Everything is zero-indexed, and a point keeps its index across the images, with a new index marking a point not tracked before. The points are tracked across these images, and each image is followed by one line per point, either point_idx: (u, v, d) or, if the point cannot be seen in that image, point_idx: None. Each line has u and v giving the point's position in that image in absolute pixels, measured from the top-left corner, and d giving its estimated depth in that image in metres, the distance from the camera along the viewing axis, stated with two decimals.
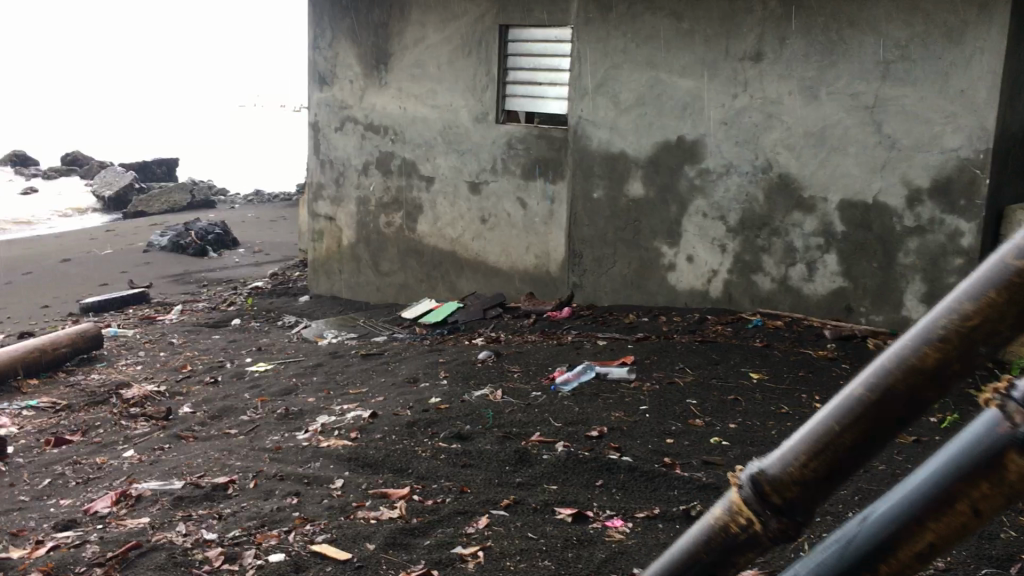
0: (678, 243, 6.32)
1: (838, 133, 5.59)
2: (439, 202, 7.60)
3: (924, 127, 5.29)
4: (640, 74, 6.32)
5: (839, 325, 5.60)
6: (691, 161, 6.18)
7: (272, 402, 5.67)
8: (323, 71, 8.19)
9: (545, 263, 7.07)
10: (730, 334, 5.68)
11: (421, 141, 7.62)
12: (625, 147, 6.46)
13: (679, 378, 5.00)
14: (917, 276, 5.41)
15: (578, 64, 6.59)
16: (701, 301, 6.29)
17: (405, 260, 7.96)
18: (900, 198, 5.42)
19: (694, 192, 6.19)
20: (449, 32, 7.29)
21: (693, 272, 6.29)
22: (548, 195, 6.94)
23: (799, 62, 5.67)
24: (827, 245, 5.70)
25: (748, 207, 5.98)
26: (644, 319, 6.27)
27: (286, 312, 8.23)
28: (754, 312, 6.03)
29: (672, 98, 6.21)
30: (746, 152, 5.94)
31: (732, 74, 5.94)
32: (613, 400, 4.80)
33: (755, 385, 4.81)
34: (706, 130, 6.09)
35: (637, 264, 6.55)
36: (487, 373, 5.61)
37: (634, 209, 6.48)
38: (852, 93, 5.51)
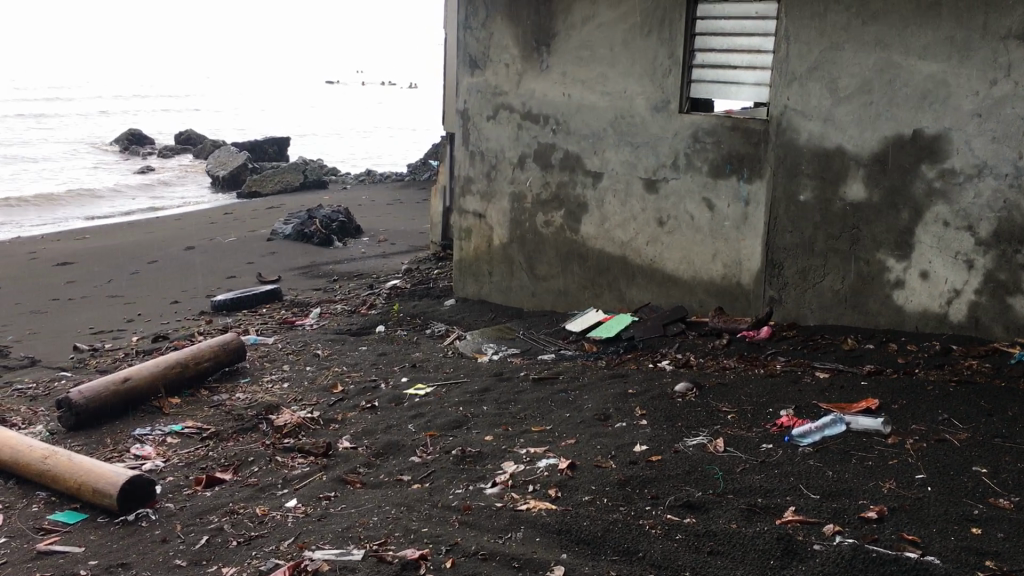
0: (909, 256, 5.35)
1: None
2: (608, 200, 6.76)
3: None
4: (867, 57, 5.33)
5: None
6: (931, 160, 5.18)
7: (442, 439, 4.97)
8: (474, 54, 7.38)
9: (735, 273, 6.15)
10: (990, 373, 4.70)
11: (588, 132, 6.78)
12: (843, 143, 5.50)
13: (950, 435, 4.07)
14: None
15: (784, 44, 5.63)
16: (938, 326, 5.32)
17: (565, 264, 7.16)
18: None
19: (934, 197, 5.20)
20: (626, 9, 6.39)
21: (928, 291, 5.31)
22: (741, 196, 5.99)
23: None
24: None
25: (1007, 216, 4.97)
26: (867, 346, 5.34)
27: (434, 318, 7.54)
28: (1010, 342, 5.03)
29: (907, 85, 5.22)
30: (1006, 149, 4.93)
31: (991, 56, 4.91)
32: (875, 464, 3.90)
33: None
34: (952, 124, 5.08)
35: (853, 278, 5.60)
36: (692, 412, 4.78)
37: (853, 215, 5.52)
38: None
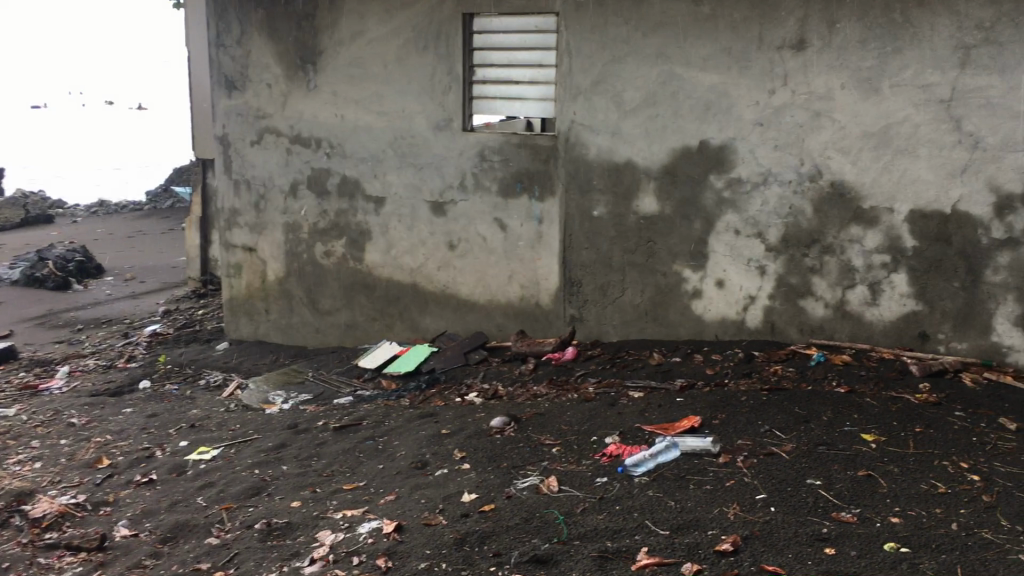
0: (704, 266, 5.35)
1: (904, 132, 4.68)
2: (393, 226, 6.37)
3: (1014, 123, 4.45)
4: (649, 69, 5.27)
5: (919, 357, 4.76)
6: (718, 170, 5.19)
7: (240, 512, 4.37)
8: (231, 74, 6.72)
9: (532, 293, 5.96)
10: (796, 378, 4.78)
11: (365, 154, 6.35)
12: (632, 157, 5.42)
13: (777, 447, 4.05)
14: (1009, 295, 4.58)
15: (566, 58, 5.48)
16: (736, 333, 5.36)
17: (351, 296, 6.68)
18: (985, 206, 4.57)
19: (724, 207, 5.21)
20: (398, 24, 6.04)
21: (725, 299, 5.34)
22: (534, 215, 5.80)
23: (854, 50, 4.73)
24: (895, 262, 4.82)
25: (793, 221, 5.04)
26: (673, 360, 5.31)
27: (207, 367, 6.80)
28: (805, 343, 5.13)
29: (690, 97, 5.19)
30: (788, 157, 4.99)
31: (768, 66, 4.95)
32: (714, 487, 3.78)
33: (879, 451, 3.90)
34: (736, 133, 5.10)
35: (652, 292, 5.54)
36: (515, 449, 4.50)
37: (647, 228, 5.45)
38: (923, 84, 4.61)
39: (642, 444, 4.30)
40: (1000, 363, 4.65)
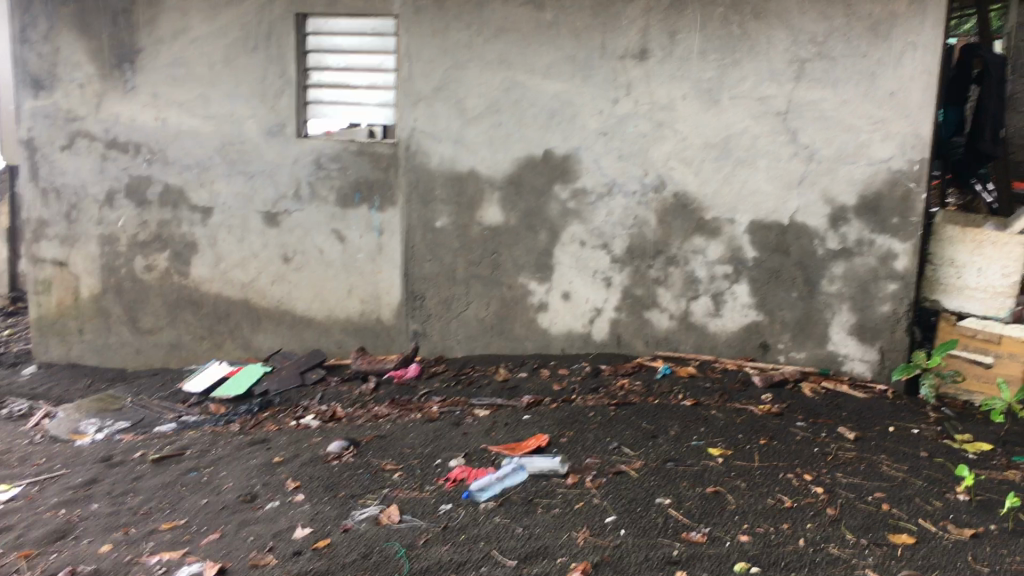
0: (549, 278, 5.19)
1: (743, 143, 4.63)
2: (221, 238, 5.93)
3: (846, 137, 4.45)
4: (492, 76, 5.05)
5: (761, 367, 4.77)
6: (563, 180, 5.03)
7: (41, 560, 3.88)
8: (37, 72, 6.11)
9: (373, 308, 5.68)
10: (642, 392, 4.69)
11: (191, 161, 5.89)
12: (476, 166, 5.18)
13: (625, 466, 3.93)
14: (844, 305, 4.62)
15: (406, 62, 5.17)
16: (582, 346, 5.24)
17: (176, 313, 6.20)
18: (821, 217, 4.57)
19: (569, 218, 5.06)
20: (225, 23, 5.64)
21: (571, 312, 5.21)
22: (374, 226, 5.53)
23: (694, 61, 4.65)
24: (737, 273, 4.79)
25: (637, 232, 4.93)
26: (520, 376, 5.14)
27: (12, 394, 6.14)
28: (651, 356, 5.06)
29: (534, 105, 5.00)
30: (632, 167, 4.87)
31: (611, 75, 4.82)
32: (562, 511, 3.61)
33: (725, 466, 3.84)
34: (580, 143, 4.95)
35: (497, 305, 5.35)
36: (353, 477, 4.21)
37: (492, 239, 5.25)
38: (760, 96, 4.56)
39: (487, 467, 4.09)
40: (837, 371, 4.70)
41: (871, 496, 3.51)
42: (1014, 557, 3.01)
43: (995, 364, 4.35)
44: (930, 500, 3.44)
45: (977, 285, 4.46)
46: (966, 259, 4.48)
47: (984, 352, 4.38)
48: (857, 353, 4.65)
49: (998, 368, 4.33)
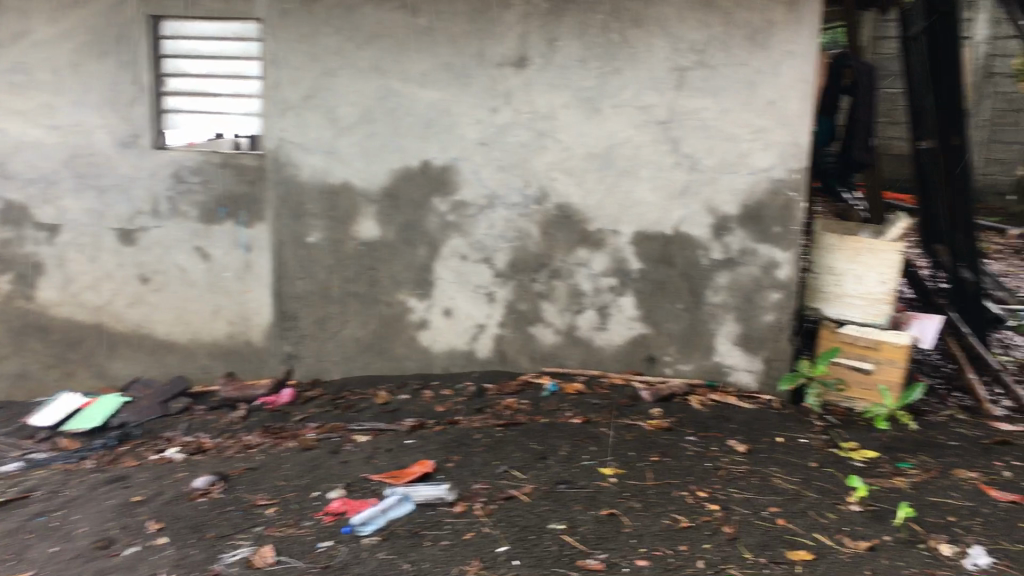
0: (430, 294, 4.97)
1: (625, 153, 4.54)
2: (71, 258, 5.45)
3: (727, 146, 4.41)
4: (364, 83, 4.77)
5: (648, 382, 4.69)
6: (442, 192, 4.81)
7: None
8: None
9: (242, 330, 5.32)
10: (530, 411, 4.52)
11: (34, 175, 5.39)
12: (349, 178, 4.89)
13: (516, 490, 3.74)
14: (729, 315, 4.59)
15: (272, 70, 4.82)
16: (465, 364, 5.03)
17: (21, 341, 5.66)
18: (704, 227, 4.52)
19: (448, 231, 4.85)
20: (70, 25, 5.18)
21: (453, 329, 4.99)
22: (240, 243, 5.19)
23: (575, 70, 4.52)
24: (622, 285, 4.69)
25: (520, 245, 4.77)
26: (401, 398, 4.90)
27: None
28: (537, 373, 4.90)
29: (409, 114, 4.76)
30: (513, 178, 4.70)
31: (490, 83, 4.64)
32: (451, 543, 3.38)
33: (619, 486, 3.70)
34: (459, 153, 4.74)
35: (375, 323, 5.08)
36: (223, 514, 3.87)
37: (368, 255, 4.97)
38: (642, 105, 4.47)
39: (369, 498, 3.82)
40: (723, 383, 4.66)
41: (767, 511, 3.44)
42: (910, 568, 2.98)
43: (874, 370, 4.39)
44: (824, 512, 3.39)
45: (856, 292, 4.49)
46: (845, 267, 4.50)
47: (863, 358, 4.42)
48: (742, 363, 4.62)
49: (877, 375, 4.38)
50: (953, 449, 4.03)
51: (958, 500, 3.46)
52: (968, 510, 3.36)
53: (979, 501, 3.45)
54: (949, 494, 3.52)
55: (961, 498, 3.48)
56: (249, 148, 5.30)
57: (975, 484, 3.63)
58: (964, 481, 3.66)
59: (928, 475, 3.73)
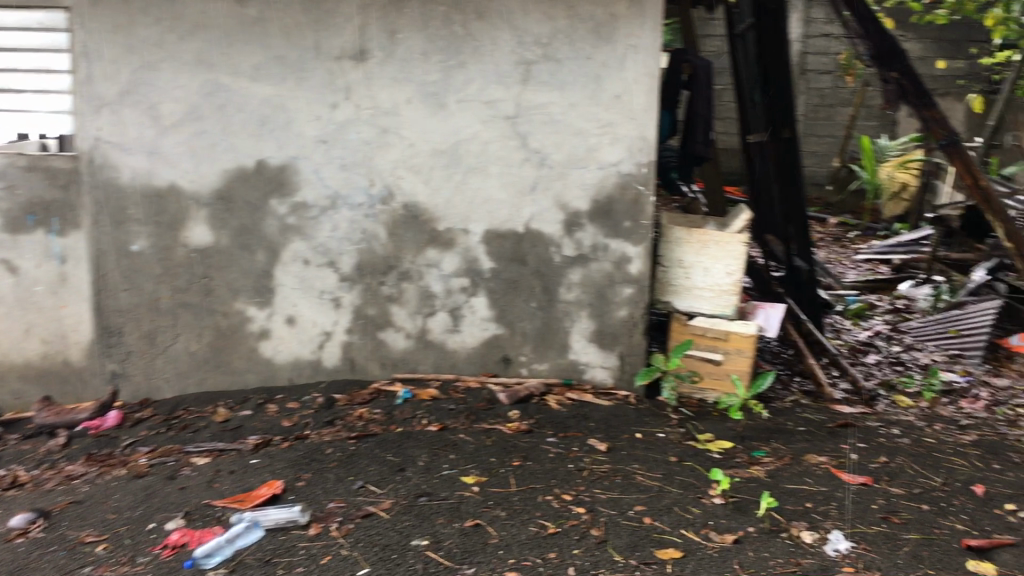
0: (271, 302, 4.66)
1: (473, 149, 4.40)
2: None
3: (576, 141, 4.36)
4: (189, 78, 4.40)
5: (504, 384, 4.58)
6: (280, 193, 4.50)
7: None
8: None
9: (59, 348, 4.83)
10: (383, 421, 4.31)
11: None
12: (176, 180, 4.51)
13: (374, 506, 3.49)
14: (583, 312, 4.54)
15: (83, 62, 4.39)
16: (313, 374, 4.77)
17: None
18: (555, 224, 4.45)
19: (289, 234, 4.56)
20: None
21: (298, 338, 4.71)
22: (54, 253, 4.68)
23: (417, 63, 4.33)
24: (473, 286, 4.55)
25: (366, 247, 4.54)
26: (243, 414, 4.57)
27: None
28: (389, 380, 4.71)
29: (241, 111, 4.42)
30: (356, 177, 4.46)
31: (328, 77, 4.37)
32: (307, 568, 3.09)
33: (481, 494, 3.54)
34: (297, 152, 4.45)
35: (211, 335, 4.72)
36: (43, 554, 3.46)
37: (201, 262, 4.61)
38: (488, 99, 4.35)
39: (212, 526, 3.45)
40: (579, 381, 4.62)
41: (633, 510, 3.33)
42: (777, 559, 2.92)
43: (724, 360, 4.48)
44: (688, 508, 3.30)
45: (704, 285, 4.54)
46: (693, 260, 4.54)
47: (712, 349, 4.49)
48: (598, 360, 4.59)
49: (727, 365, 4.47)
50: (803, 434, 4.10)
51: (818, 488, 3.45)
52: (826, 497, 3.36)
53: (832, 485, 3.47)
54: (807, 480, 3.52)
55: (818, 484, 3.49)
56: (57, 150, 4.74)
57: (828, 469, 3.64)
58: (816, 466, 3.69)
59: (782, 462, 3.74)
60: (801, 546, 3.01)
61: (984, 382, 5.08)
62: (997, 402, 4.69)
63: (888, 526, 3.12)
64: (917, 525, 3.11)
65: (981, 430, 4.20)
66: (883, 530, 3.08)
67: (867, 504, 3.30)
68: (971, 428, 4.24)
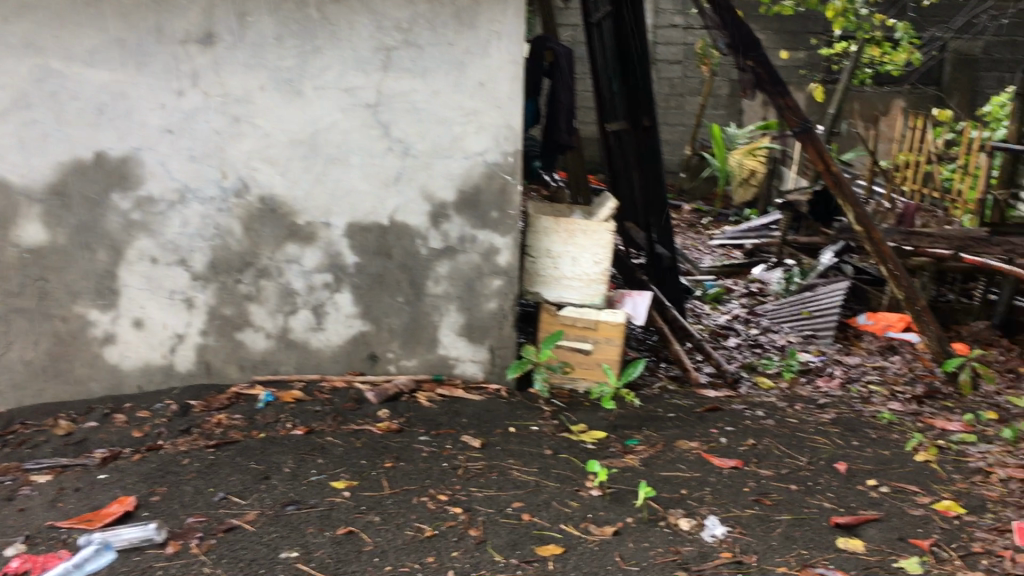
0: (116, 305, 4.30)
1: (333, 139, 4.21)
2: None
3: (440, 130, 4.24)
4: (15, 63, 3.95)
5: (371, 382, 4.43)
6: (122, 187, 4.16)
7: None
8: None
9: None
10: (244, 427, 4.05)
11: None
12: (4, 174, 4.05)
13: (237, 518, 3.26)
14: (451, 305, 4.43)
15: None
16: (164, 380, 4.45)
17: None
18: (421, 216, 4.32)
19: (134, 231, 4.22)
20: None
21: (147, 342, 4.38)
22: None
23: (270, 49, 4.09)
24: (337, 281, 4.37)
25: (220, 243, 4.28)
26: (88, 425, 4.18)
27: None
28: (248, 383, 4.46)
29: (75, 98, 4.02)
30: (206, 169, 4.19)
31: (173, 62, 4.06)
32: None
33: (353, 499, 3.36)
34: (140, 143, 4.12)
35: (49, 343, 4.31)
36: None
37: (35, 263, 4.18)
38: (346, 87, 4.16)
39: (58, 551, 3.09)
40: (449, 376, 4.53)
41: (511, 507, 3.25)
42: (656, 548, 2.90)
43: (594, 349, 4.49)
44: (567, 501, 3.26)
45: (572, 274, 4.51)
46: (561, 249, 4.50)
47: (582, 339, 4.50)
48: (467, 354, 4.50)
49: (597, 354, 4.49)
50: (672, 420, 4.14)
51: (692, 473, 3.47)
52: (700, 482, 3.38)
53: (705, 470, 3.49)
54: (680, 466, 3.54)
55: (691, 470, 3.51)
56: None
57: (699, 454, 3.67)
58: (688, 451, 3.72)
59: (655, 449, 3.75)
60: (681, 533, 3.00)
61: (837, 361, 5.30)
62: (850, 379, 4.89)
63: (761, 507, 3.15)
64: (789, 505, 3.17)
65: (838, 407, 4.36)
66: (757, 512, 3.12)
67: (739, 486, 3.34)
68: (828, 406, 4.40)
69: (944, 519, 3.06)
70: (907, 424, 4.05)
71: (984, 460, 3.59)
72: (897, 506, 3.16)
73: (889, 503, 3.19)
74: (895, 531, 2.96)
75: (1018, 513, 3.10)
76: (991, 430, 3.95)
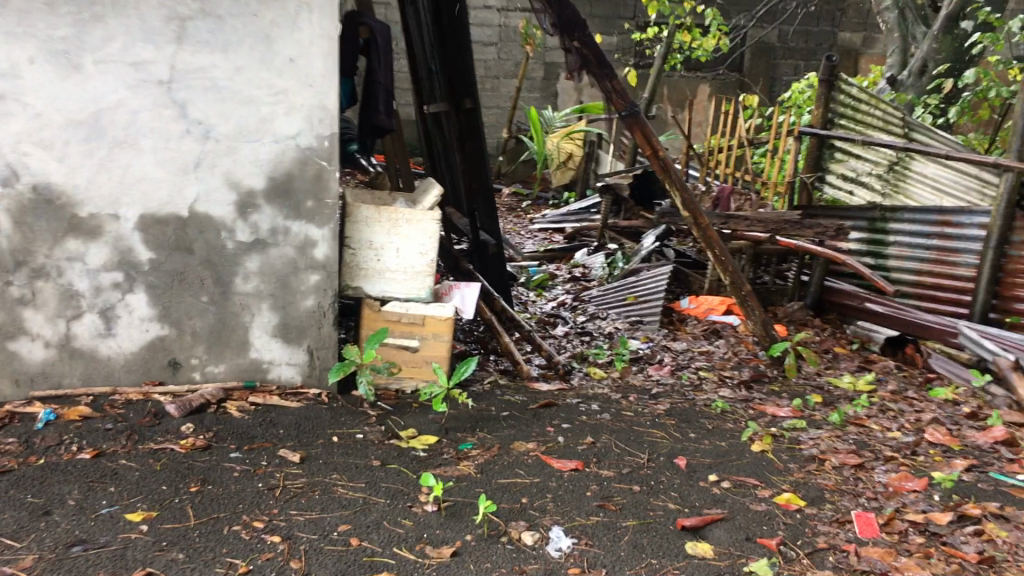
0: None
1: (119, 120, 3.68)
2: None
3: (245, 110, 3.80)
4: None
5: (173, 394, 3.96)
6: None
7: None
8: None
9: None
10: (19, 453, 3.41)
11: None
12: None
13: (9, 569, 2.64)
14: (263, 304, 4.03)
15: None
16: None
17: None
18: (226, 206, 3.88)
19: None
20: None
21: None
22: None
23: (39, 15, 3.50)
24: (129, 281, 3.87)
25: None
26: None
27: None
28: (24, 400, 3.86)
29: None
30: None
31: None
32: None
33: (152, 533, 2.90)
34: None
35: None
36: None
37: None
38: (133, 60, 3.64)
39: None
40: (263, 381, 4.14)
41: (336, 532, 2.92)
42: (500, 569, 2.67)
43: (421, 347, 4.23)
44: (398, 521, 2.97)
45: (397, 266, 4.21)
46: (384, 240, 4.18)
47: (408, 335, 4.22)
48: (283, 357, 4.13)
49: (425, 352, 4.23)
50: (505, 420, 3.93)
51: (531, 478, 3.26)
52: (541, 488, 3.18)
53: (545, 475, 3.30)
54: (520, 471, 3.33)
55: (530, 475, 3.30)
56: None
57: (538, 457, 3.48)
58: (525, 454, 3.52)
59: (490, 454, 3.52)
60: (524, 548, 2.79)
61: (664, 347, 5.27)
62: (679, 366, 4.87)
63: (605, 514, 2.99)
64: (634, 510, 3.02)
65: (671, 397, 4.30)
66: (605, 519, 2.95)
67: (582, 491, 3.16)
68: (661, 396, 4.32)
69: (786, 513, 3.00)
70: (739, 412, 4.03)
71: (816, 447, 3.60)
72: (740, 503, 3.07)
73: (731, 499, 3.11)
74: (742, 531, 2.87)
75: (854, 502, 3.10)
76: (818, 415, 4.00)
